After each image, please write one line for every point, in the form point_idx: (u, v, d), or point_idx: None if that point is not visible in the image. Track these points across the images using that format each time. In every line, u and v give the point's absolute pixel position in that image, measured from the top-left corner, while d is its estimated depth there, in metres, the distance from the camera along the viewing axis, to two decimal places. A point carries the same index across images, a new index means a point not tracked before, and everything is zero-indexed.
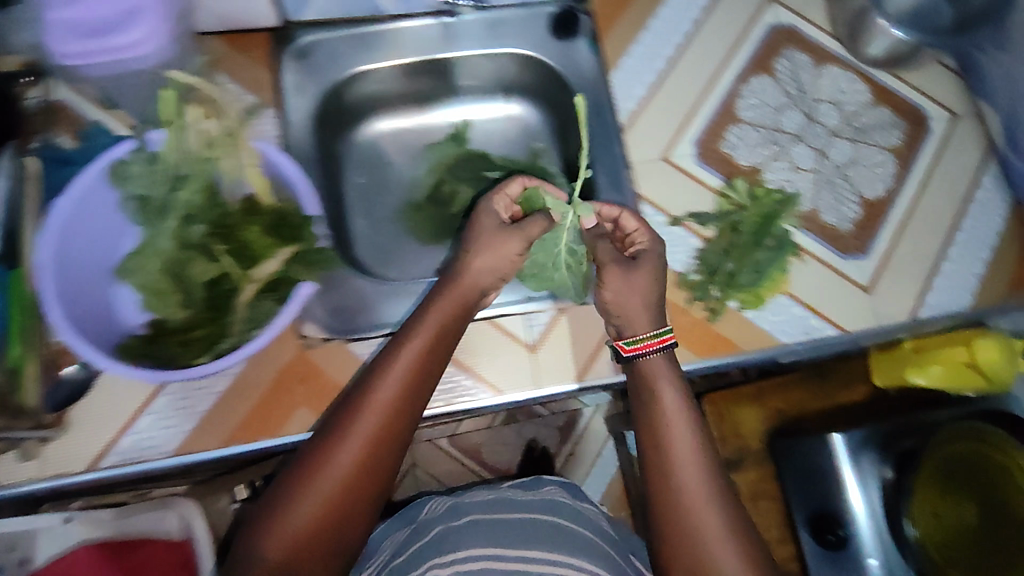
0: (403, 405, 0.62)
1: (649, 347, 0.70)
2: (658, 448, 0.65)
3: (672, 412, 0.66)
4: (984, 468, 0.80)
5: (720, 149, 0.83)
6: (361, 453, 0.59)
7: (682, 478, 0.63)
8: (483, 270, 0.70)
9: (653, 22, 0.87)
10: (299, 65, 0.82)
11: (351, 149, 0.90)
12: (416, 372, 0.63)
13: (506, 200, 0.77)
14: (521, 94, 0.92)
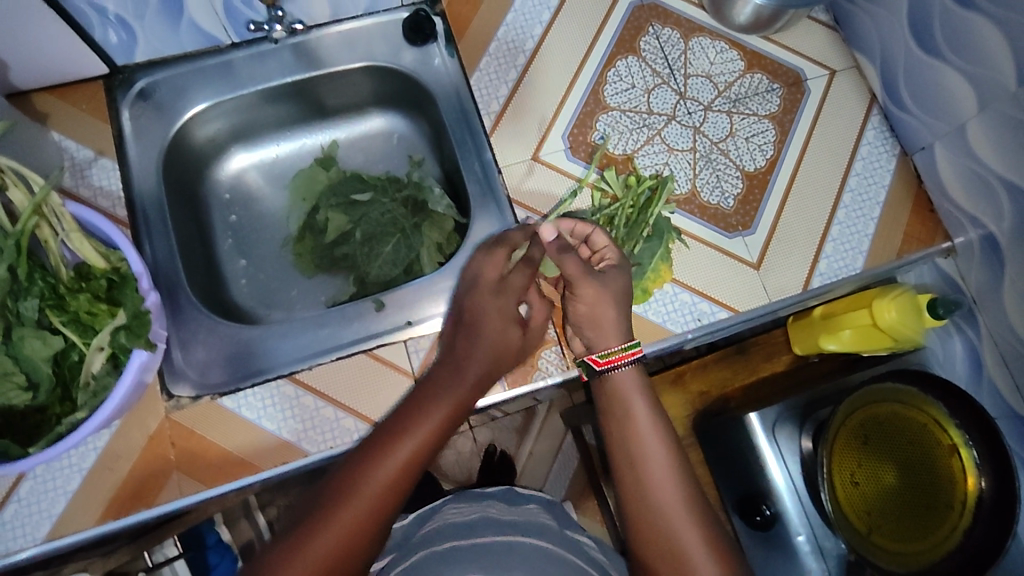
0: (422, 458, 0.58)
1: (621, 359, 0.66)
2: (636, 458, 0.61)
3: (643, 419, 0.63)
4: (911, 430, 0.77)
5: (591, 140, 0.80)
6: (374, 508, 0.54)
7: (654, 485, 0.60)
8: (492, 360, 0.65)
9: (511, 16, 0.84)
10: (140, 110, 0.77)
11: (219, 189, 0.86)
12: (444, 426, 0.60)
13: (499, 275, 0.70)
14: (392, 108, 0.89)
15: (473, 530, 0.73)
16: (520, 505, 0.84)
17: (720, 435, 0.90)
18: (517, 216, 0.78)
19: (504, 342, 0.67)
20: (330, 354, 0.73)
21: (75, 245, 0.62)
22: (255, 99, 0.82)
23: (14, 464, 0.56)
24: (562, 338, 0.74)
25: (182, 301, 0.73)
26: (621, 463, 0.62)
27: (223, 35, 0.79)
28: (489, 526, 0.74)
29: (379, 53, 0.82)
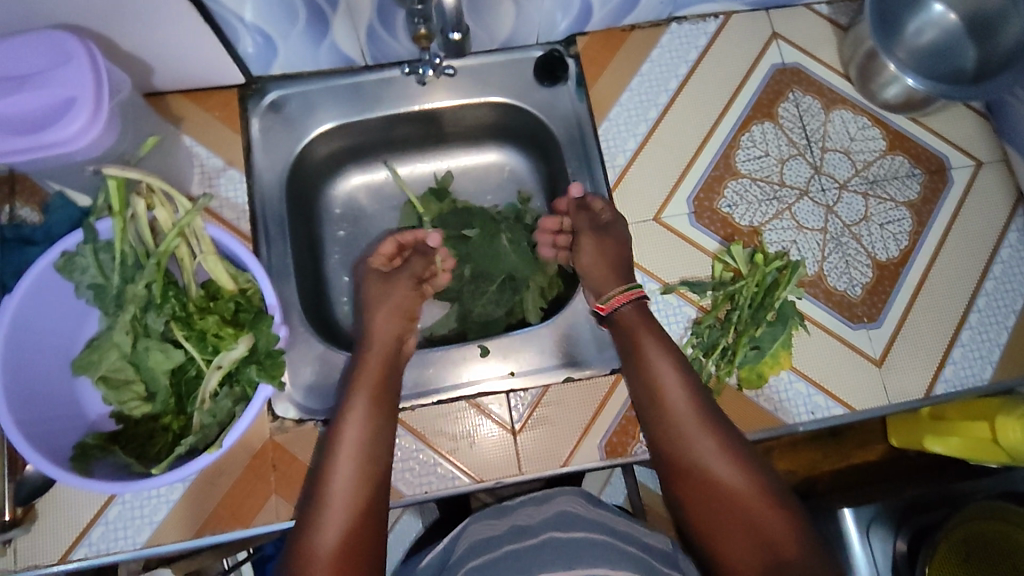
0: (371, 442, 0.60)
1: (623, 299, 0.69)
2: (647, 382, 0.64)
3: (654, 356, 0.65)
4: (994, 540, 0.73)
5: (718, 207, 0.77)
6: (356, 452, 0.58)
7: (666, 405, 0.63)
8: (386, 321, 0.67)
9: (646, 66, 0.82)
10: (272, 120, 0.78)
11: (330, 203, 0.85)
12: (376, 411, 0.61)
13: (382, 256, 0.75)
14: (511, 141, 0.87)
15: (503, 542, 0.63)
16: (548, 500, 0.71)
17: (807, 523, 0.86)
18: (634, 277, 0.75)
19: (376, 341, 0.66)
20: (431, 394, 0.73)
21: (209, 266, 0.62)
22: (383, 122, 0.81)
23: (132, 483, 0.55)
24: None
25: (290, 320, 0.72)
26: (639, 389, 0.65)
27: (359, 58, 0.78)
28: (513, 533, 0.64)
29: (509, 90, 0.81)
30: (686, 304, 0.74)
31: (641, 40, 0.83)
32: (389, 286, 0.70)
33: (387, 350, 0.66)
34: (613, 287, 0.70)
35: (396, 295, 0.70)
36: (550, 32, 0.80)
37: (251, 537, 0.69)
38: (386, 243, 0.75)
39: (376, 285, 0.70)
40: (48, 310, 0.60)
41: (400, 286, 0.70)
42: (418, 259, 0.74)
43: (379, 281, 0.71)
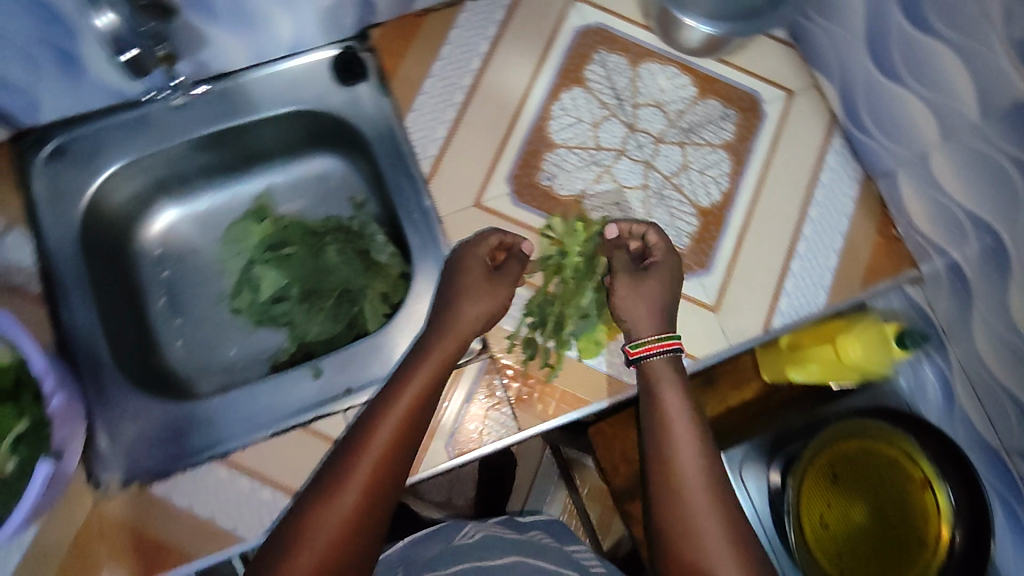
0: (365, 519, 0.55)
1: (656, 348, 0.66)
2: (669, 457, 0.60)
3: (678, 417, 0.62)
4: (884, 465, 0.74)
5: (538, 182, 0.76)
6: (370, 476, 0.57)
7: (676, 477, 0.59)
8: (471, 315, 0.66)
9: (445, 49, 0.79)
10: (52, 169, 0.72)
11: (145, 246, 0.80)
12: (401, 439, 0.59)
13: (488, 246, 0.70)
14: (328, 148, 0.83)
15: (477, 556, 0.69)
16: (519, 526, 0.78)
17: None
18: None
19: (461, 327, 0.66)
20: (273, 427, 0.67)
21: None
22: (181, 151, 0.77)
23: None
24: (515, 399, 0.70)
25: (103, 376, 0.67)
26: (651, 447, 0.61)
27: (133, 89, 0.73)
28: (496, 549, 0.70)
29: (309, 97, 0.77)
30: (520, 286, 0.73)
31: (438, 23, 0.80)
32: (492, 290, 0.68)
33: (420, 401, 0.61)
34: (648, 331, 0.67)
35: (468, 276, 0.68)
36: (338, 30, 0.77)
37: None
38: (490, 236, 0.70)
39: (478, 282, 0.67)
40: None
41: (486, 279, 0.68)
42: (515, 265, 0.70)
43: (485, 280, 0.67)
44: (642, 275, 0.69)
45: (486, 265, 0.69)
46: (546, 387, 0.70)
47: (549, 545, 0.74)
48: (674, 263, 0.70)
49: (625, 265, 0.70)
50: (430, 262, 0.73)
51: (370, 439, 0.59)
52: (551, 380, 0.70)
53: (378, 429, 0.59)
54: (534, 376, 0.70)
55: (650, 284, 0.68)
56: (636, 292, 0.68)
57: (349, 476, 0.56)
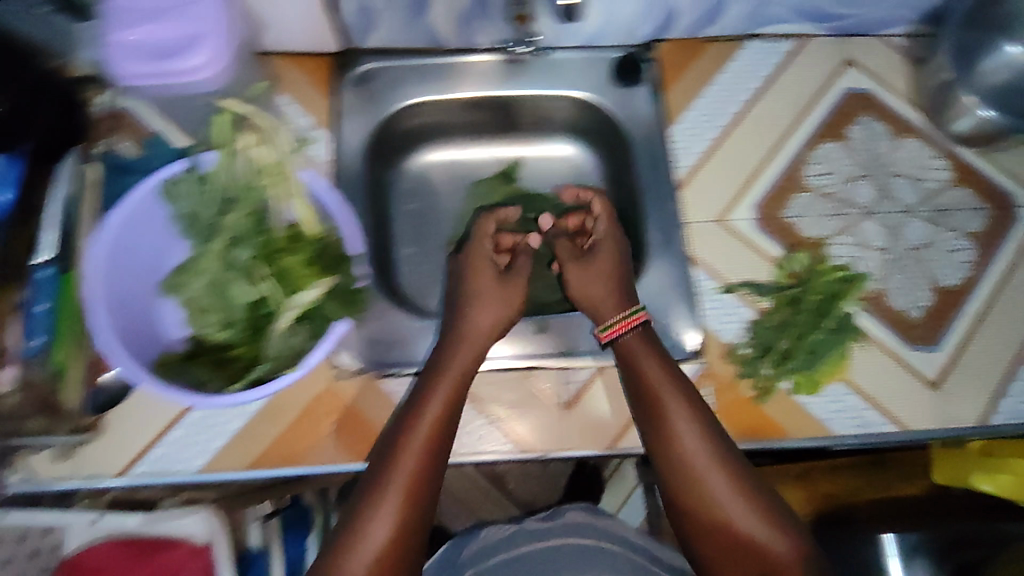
0: (433, 449, 0.62)
1: (624, 327, 0.70)
2: (670, 440, 0.65)
3: (683, 412, 0.66)
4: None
5: (783, 217, 0.78)
6: (403, 502, 0.60)
7: (679, 464, 0.65)
8: (486, 318, 0.70)
9: (720, 77, 0.84)
10: (360, 89, 0.82)
11: (401, 178, 0.89)
12: (435, 449, 0.62)
13: (490, 239, 0.76)
14: (581, 138, 0.90)
15: (512, 552, 0.77)
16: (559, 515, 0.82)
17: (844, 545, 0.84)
18: (693, 274, 0.76)
19: (472, 346, 0.68)
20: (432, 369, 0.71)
21: (296, 208, 0.66)
22: (464, 103, 0.85)
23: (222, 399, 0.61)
24: (720, 410, 0.71)
25: None
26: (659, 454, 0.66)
27: (449, 39, 0.83)
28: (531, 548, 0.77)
29: (588, 87, 0.84)
30: (745, 306, 0.74)
31: (719, 51, 0.85)
32: (504, 289, 0.72)
33: (463, 358, 0.67)
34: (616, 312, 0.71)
35: (476, 266, 0.74)
36: (631, 35, 0.84)
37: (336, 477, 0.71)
38: (488, 223, 0.77)
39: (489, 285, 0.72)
40: (142, 236, 0.64)
41: (495, 282, 0.72)
42: (524, 260, 0.76)
43: (492, 280, 0.72)
44: (588, 259, 0.76)
45: (495, 265, 0.74)
46: (755, 409, 0.71)
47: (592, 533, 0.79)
48: (613, 237, 0.77)
49: (570, 253, 0.78)
50: (665, 262, 0.77)
51: (426, 395, 0.64)
52: (759, 404, 0.71)
53: (428, 391, 0.65)
54: (743, 394, 0.72)
55: (599, 260, 0.75)
56: (585, 269, 0.75)
57: (388, 488, 0.60)
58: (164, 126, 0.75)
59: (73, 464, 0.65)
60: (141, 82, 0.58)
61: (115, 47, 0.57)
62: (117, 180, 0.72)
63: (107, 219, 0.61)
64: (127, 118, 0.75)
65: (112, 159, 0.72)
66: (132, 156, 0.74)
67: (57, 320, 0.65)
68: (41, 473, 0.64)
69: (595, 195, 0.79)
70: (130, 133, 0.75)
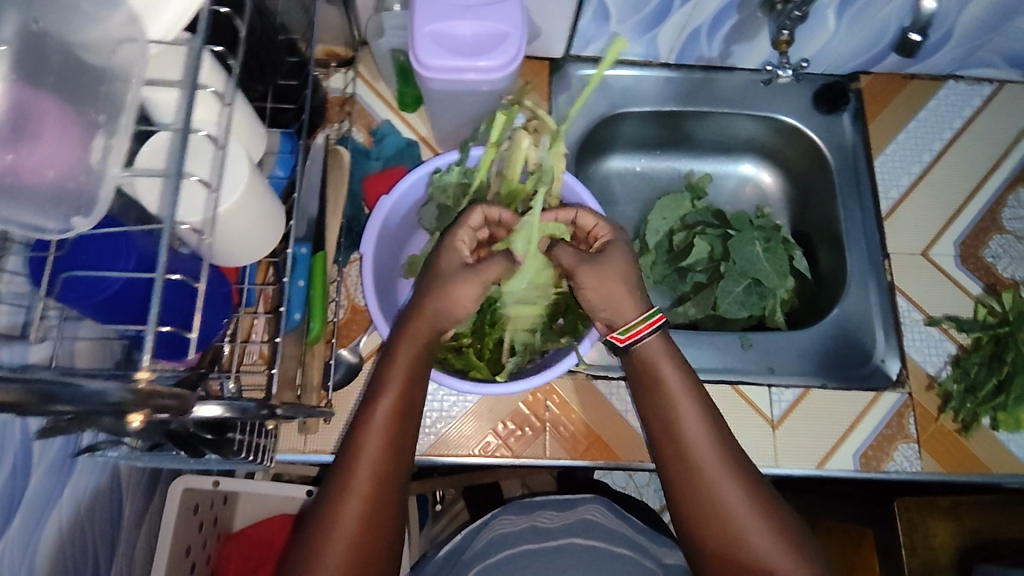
0: (400, 429, 0.55)
1: (646, 330, 0.59)
2: (682, 447, 0.58)
3: (682, 392, 0.59)
4: None
5: (983, 256, 0.80)
6: (377, 472, 0.53)
7: (701, 485, 0.56)
8: (445, 315, 0.57)
9: (922, 113, 0.86)
10: (571, 96, 0.85)
11: (587, 182, 0.92)
12: (400, 426, 0.55)
13: (470, 230, 0.61)
14: (764, 160, 0.93)
15: (524, 543, 0.78)
16: (571, 505, 0.85)
17: None
18: (897, 303, 0.77)
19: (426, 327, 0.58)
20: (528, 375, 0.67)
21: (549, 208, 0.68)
22: (662, 117, 0.88)
23: (476, 386, 0.61)
24: (924, 440, 0.72)
25: None
26: (670, 458, 0.58)
27: (664, 55, 0.85)
28: (546, 535, 0.79)
29: (789, 111, 0.87)
30: (947, 340, 0.76)
31: (919, 89, 0.87)
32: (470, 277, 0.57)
33: (426, 338, 0.58)
34: (631, 314, 0.59)
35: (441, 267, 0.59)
36: (838, 66, 0.86)
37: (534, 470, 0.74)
38: (473, 213, 0.61)
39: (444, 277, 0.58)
40: (400, 219, 0.67)
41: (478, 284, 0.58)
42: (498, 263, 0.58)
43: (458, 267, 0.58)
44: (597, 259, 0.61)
45: (463, 261, 0.59)
46: (957, 442, 0.72)
47: (599, 524, 0.81)
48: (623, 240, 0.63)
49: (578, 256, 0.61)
50: (866, 291, 0.79)
51: (384, 380, 0.56)
52: (962, 437, 0.72)
53: (388, 361, 0.57)
54: (946, 427, 0.73)
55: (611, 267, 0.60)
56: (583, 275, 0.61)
57: (357, 462, 0.53)
58: (393, 116, 0.79)
59: (305, 438, 0.66)
60: (437, 74, 0.61)
61: (422, 39, 0.60)
62: (358, 163, 0.75)
63: (385, 199, 0.63)
64: (359, 104, 0.78)
65: (350, 143, 0.75)
66: (365, 143, 0.77)
67: (310, 292, 0.64)
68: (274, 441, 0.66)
69: (579, 207, 0.64)
70: (363, 122, 0.78)
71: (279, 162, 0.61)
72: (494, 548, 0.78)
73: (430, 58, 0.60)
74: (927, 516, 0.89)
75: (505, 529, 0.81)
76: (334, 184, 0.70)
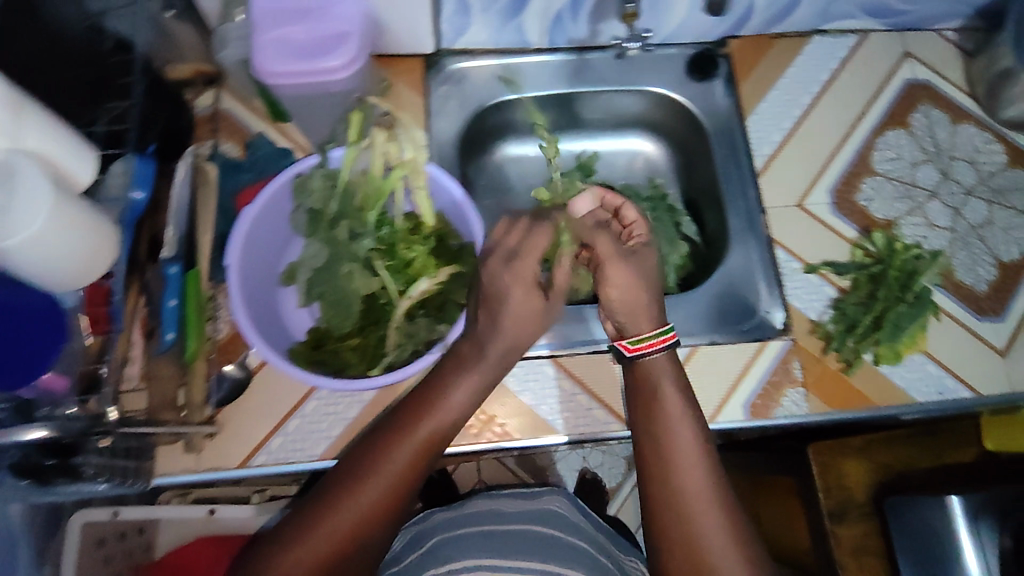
0: (411, 479, 0.58)
1: (654, 346, 0.66)
2: (670, 462, 0.61)
3: (677, 414, 0.63)
4: None
5: (856, 200, 0.83)
6: (362, 526, 0.55)
7: (684, 481, 0.60)
8: (519, 337, 0.61)
9: (791, 69, 0.88)
10: (448, 89, 0.85)
11: (480, 173, 0.93)
12: (403, 485, 0.57)
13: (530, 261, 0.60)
14: (650, 132, 0.95)
15: (489, 521, 0.79)
16: (534, 496, 0.87)
17: (903, 517, 0.88)
18: (777, 255, 0.80)
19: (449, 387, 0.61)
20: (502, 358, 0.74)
21: (417, 199, 0.68)
22: (542, 99, 0.89)
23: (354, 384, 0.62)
24: (809, 382, 0.75)
25: None
26: (654, 470, 0.62)
27: (535, 39, 0.86)
28: (511, 517, 0.80)
29: (662, 82, 0.89)
30: (827, 285, 0.79)
31: (787, 47, 0.90)
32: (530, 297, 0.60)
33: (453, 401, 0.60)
34: (644, 327, 0.66)
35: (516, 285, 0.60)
36: (706, 33, 0.88)
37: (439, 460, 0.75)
38: (541, 237, 0.61)
39: (517, 282, 0.59)
40: (267, 226, 0.66)
41: (538, 305, 0.61)
42: (564, 271, 0.64)
43: (523, 289, 0.60)
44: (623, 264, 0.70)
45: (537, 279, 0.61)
46: (840, 379, 0.75)
47: (560, 514, 0.83)
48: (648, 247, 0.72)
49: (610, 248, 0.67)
50: (747, 249, 0.82)
51: (397, 440, 0.58)
52: (846, 374, 0.75)
53: (406, 418, 0.59)
54: (830, 367, 0.76)
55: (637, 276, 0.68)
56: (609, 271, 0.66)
57: (342, 517, 0.55)
58: (266, 126, 0.79)
59: (197, 457, 0.67)
60: (282, 79, 0.60)
61: (261, 46, 0.60)
62: (229, 178, 0.75)
63: (244, 209, 0.63)
64: (230, 119, 0.78)
65: (221, 159, 0.75)
66: (238, 156, 0.77)
67: (185, 310, 0.65)
68: (164, 465, 0.66)
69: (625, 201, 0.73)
70: (235, 137, 0.78)
71: (135, 183, 0.61)
72: (456, 528, 0.79)
73: (271, 64, 0.59)
74: (839, 457, 0.95)
75: (470, 512, 0.82)
76: (202, 201, 0.70)
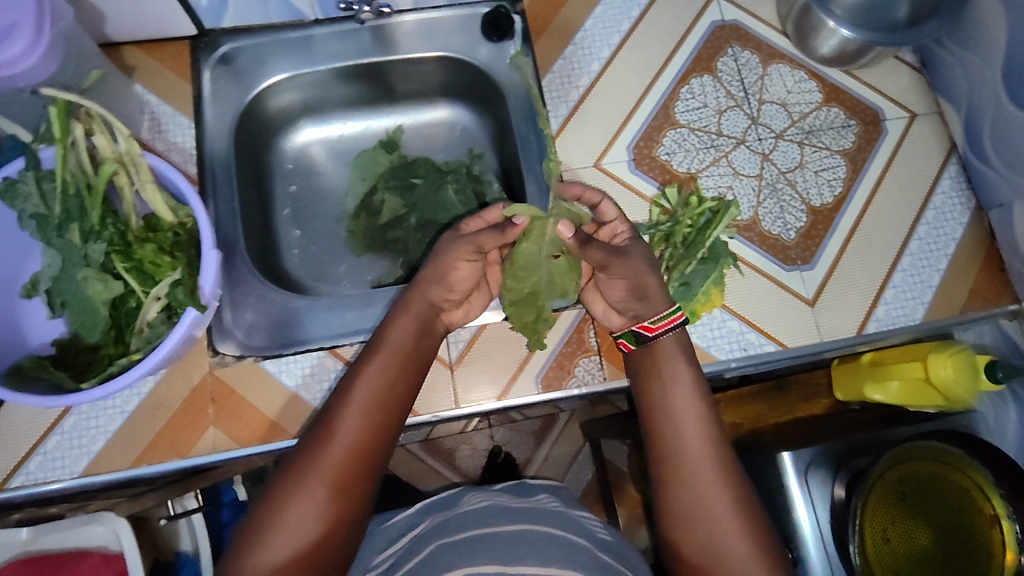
0: (380, 423, 0.58)
1: (667, 325, 0.65)
2: (674, 431, 0.61)
3: (683, 385, 0.63)
4: (953, 493, 0.70)
5: (656, 155, 0.79)
6: (343, 473, 0.55)
7: (688, 452, 0.60)
8: (431, 283, 0.65)
9: (589, 22, 0.83)
10: (219, 72, 0.79)
11: (282, 159, 0.88)
12: (375, 429, 0.57)
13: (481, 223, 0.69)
14: (460, 101, 0.90)
15: (491, 523, 0.66)
16: (527, 495, 0.78)
17: (751, 472, 0.86)
18: None
19: (399, 336, 0.62)
20: (348, 338, 0.72)
21: (148, 197, 0.64)
22: (329, 76, 0.83)
23: (65, 397, 0.57)
24: (604, 349, 0.73)
25: (236, 259, 0.75)
26: (661, 440, 0.61)
27: (309, 11, 0.80)
28: (507, 514, 0.68)
29: (455, 46, 0.83)
30: None
31: None
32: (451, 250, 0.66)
33: (404, 339, 0.62)
34: (660, 307, 0.66)
35: (456, 259, 0.65)
36: None
37: (222, 466, 0.72)
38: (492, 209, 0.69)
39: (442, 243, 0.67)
40: None
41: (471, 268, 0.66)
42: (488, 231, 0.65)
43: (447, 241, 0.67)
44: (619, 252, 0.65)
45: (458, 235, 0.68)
46: None
47: (557, 511, 0.72)
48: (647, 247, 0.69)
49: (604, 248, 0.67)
50: None
51: (361, 380, 0.59)
52: None
53: (369, 361, 0.60)
54: None
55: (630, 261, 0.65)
56: (611, 273, 0.66)
57: (325, 461, 0.54)
58: None
59: None
60: None
61: None
62: None
63: None
64: None
65: None
66: None
67: None
68: None
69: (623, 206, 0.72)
70: None
71: None
72: (439, 536, 0.67)
73: None
74: None
75: (464, 518, 0.69)
76: None
